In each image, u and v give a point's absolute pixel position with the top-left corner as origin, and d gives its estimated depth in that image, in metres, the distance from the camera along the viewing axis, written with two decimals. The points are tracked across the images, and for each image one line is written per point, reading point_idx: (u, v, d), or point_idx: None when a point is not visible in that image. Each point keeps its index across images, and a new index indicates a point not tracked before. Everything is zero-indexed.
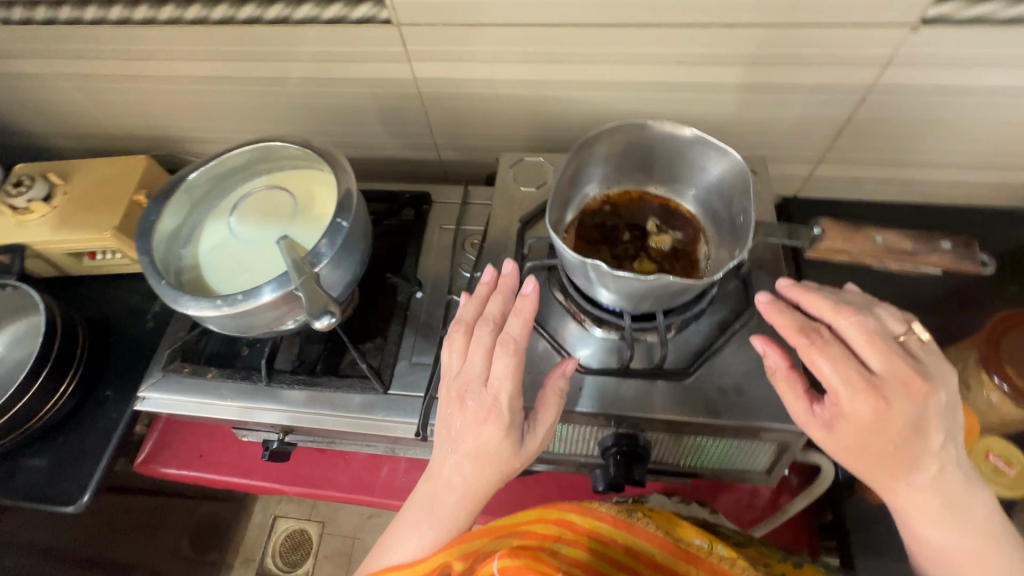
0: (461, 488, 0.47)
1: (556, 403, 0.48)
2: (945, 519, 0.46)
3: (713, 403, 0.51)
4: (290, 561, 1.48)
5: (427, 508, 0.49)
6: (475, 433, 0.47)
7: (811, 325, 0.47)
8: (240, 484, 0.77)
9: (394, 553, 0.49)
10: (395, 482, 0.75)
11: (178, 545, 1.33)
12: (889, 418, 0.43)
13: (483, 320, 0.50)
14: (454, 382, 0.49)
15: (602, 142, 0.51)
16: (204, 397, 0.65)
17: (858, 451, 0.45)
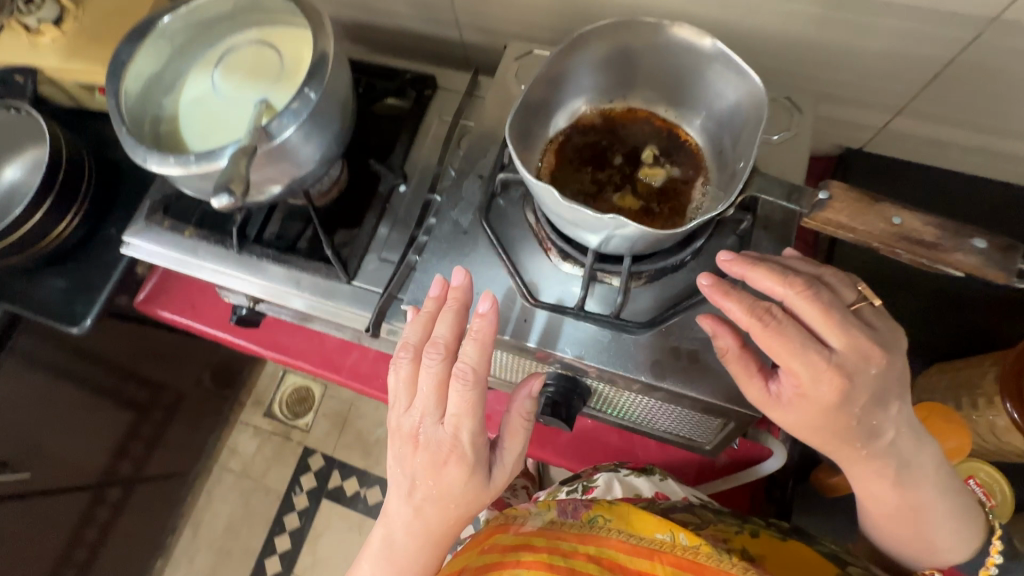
0: (420, 534, 0.45)
1: (522, 428, 0.46)
2: (898, 478, 0.47)
3: (661, 364, 0.46)
4: (294, 411, 1.64)
5: (385, 556, 0.46)
6: (432, 478, 0.43)
7: (761, 305, 0.40)
8: (226, 339, 0.82)
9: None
10: (361, 368, 0.77)
11: (199, 377, 1.48)
12: (851, 397, 0.40)
13: (432, 347, 0.44)
14: (405, 422, 0.45)
15: (604, 43, 0.43)
16: (181, 254, 0.66)
17: (818, 428, 0.42)
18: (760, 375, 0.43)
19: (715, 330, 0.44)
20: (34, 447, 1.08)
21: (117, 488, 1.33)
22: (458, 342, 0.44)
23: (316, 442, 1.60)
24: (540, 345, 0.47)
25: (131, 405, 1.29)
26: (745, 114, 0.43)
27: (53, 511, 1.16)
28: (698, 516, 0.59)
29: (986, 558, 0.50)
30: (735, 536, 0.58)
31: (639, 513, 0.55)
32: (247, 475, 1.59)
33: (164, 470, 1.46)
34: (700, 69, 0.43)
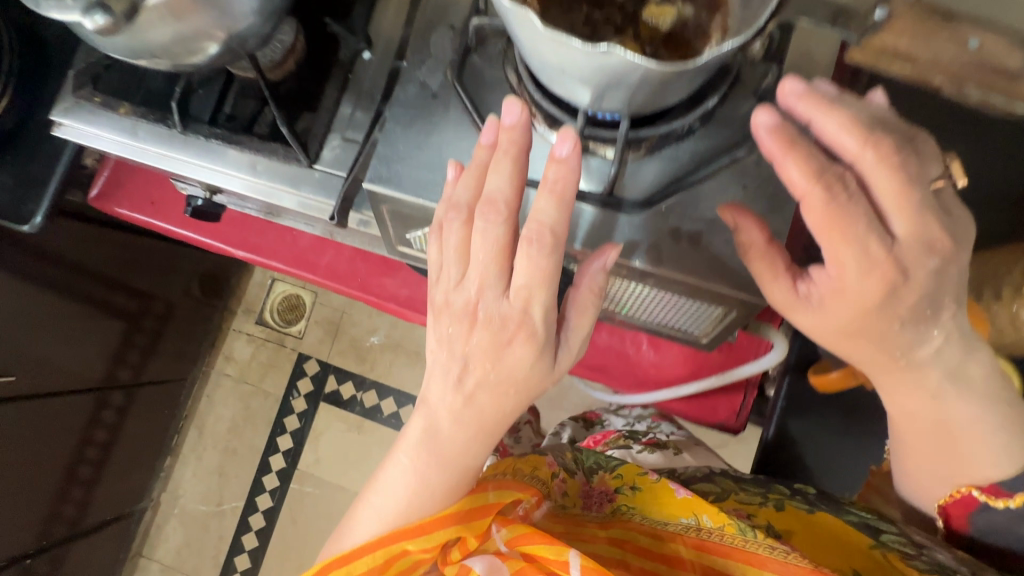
0: (472, 421, 0.42)
1: (592, 305, 0.41)
2: (941, 390, 0.46)
3: (657, 247, 0.41)
4: (286, 319, 1.63)
5: (430, 444, 0.44)
6: (492, 359, 0.40)
7: (833, 173, 0.36)
8: (189, 238, 0.76)
9: (393, 491, 0.45)
10: (338, 267, 0.72)
11: (186, 286, 1.45)
12: (898, 294, 0.38)
13: (491, 206, 0.38)
14: (461, 298, 0.41)
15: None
16: (119, 134, 0.58)
17: (854, 330, 0.41)
18: (791, 275, 0.38)
19: (738, 222, 0.38)
20: (28, 355, 1.07)
21: (121, 394, 1.34)
22: (520, 199, 0.38)
23: (311, 348, 1.60)
24: (585, 248, 0.42)
25: (119, 314, 1.27)
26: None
27: (57, 414, 1.18)
28: (719, 486, 0.63)
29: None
30: (759, 508, 0.59)
31: (662, 490, 0.55)
32: (246, 380, 1.62)
33: (163, 375, 1.48)
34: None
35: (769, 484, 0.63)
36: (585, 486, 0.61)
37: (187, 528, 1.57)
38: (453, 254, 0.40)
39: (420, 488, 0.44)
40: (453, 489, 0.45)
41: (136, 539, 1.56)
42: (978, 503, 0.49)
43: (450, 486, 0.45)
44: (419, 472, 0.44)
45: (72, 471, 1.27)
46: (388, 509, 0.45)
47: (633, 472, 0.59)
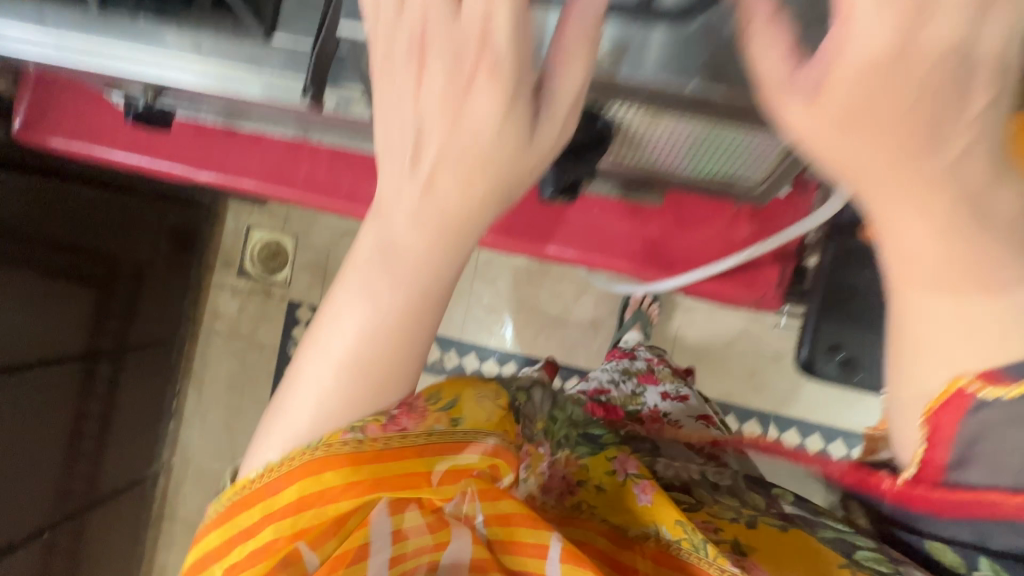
0: (438, 215, 0.40)
1: (582, 50, 0.34)
2: (953, 243, 0.33)
3: (717, 64, 0.35)
4: (270, 267, 1.54)
5: (390, 257, 0.41)
6: (452, 129, 0.37)
7: None
8: (142, 163, 0.66)
9: (349, 323, 0.41)
10: (317, 177, 0.63)
11: (155, 243, 1.35)
12: (915, 47, 0.28)
13: None
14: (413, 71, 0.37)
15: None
16: (28, 17, 0.48)
17: (856, 117, 0.30)
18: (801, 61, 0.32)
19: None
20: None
21: (107, 363, 1.27)
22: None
23: (299, 295, 1.53)
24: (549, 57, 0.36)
25: (84, 280, 1.17)
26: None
27: (41, 389, 1.11)
28: (694, 495, 0.55)
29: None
30: (728, 524, 0.52)
31: (626, 494, 0.52)
32: (237, 335, 1.55)
33: (148, 339, 1.40)
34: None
35: (749, 485, 0.56)
36: (550, 468, 0.52)
37: (204, 487, 1.56)
38: (396, 10, 0.36)
39: (379, 311, 0.40)
40: (419, 312, 0.41)
41: (155, 502, 1.56)
42: (971, 402, 0.35)
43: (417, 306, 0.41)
44: (377, 294, 0.40)
45: (71, 446, 1.22)
46: (345, 343, 0.41)
47: (603, 470, 0.54)
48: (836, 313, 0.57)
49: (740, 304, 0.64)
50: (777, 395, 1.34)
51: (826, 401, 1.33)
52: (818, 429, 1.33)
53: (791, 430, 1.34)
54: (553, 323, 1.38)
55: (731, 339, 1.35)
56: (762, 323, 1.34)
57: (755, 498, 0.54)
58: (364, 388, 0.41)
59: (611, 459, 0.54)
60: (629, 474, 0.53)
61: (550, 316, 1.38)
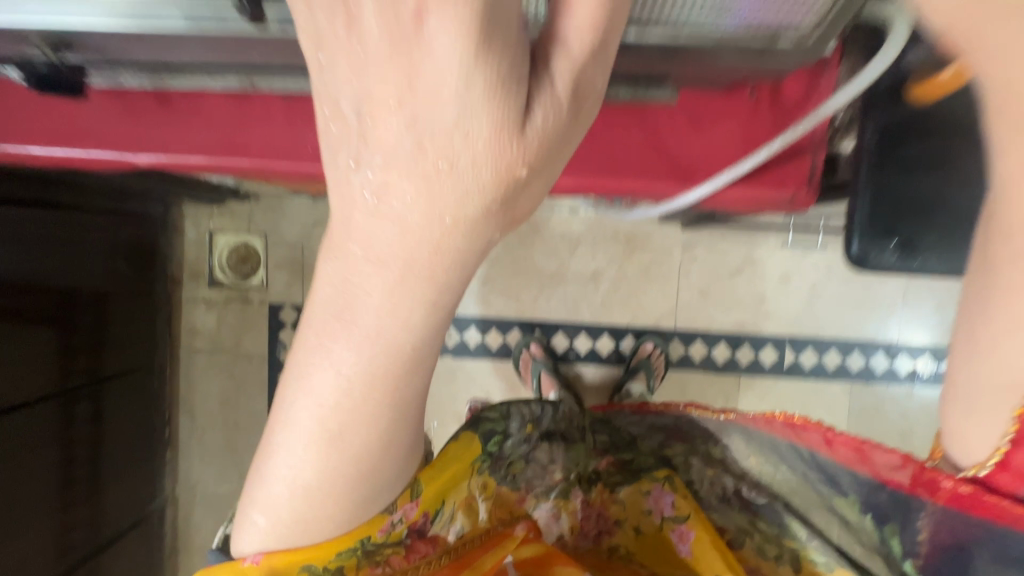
0: (399, 257, 0.31)
1: None
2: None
3: None
4: (242, 272, 1.44)
5: (344, 306, 0.33)
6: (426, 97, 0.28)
7: None
8: (47, 153, 0.56)
9: (311, 384, 0.34)
10: (275, 140, 0.55)
11: (111, 265, 1.23)
12: None
13: None
14: (351, 46, 0.28)
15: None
16: None
17: None
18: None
19: None
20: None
21: (85, 402, 1.17)
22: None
23: (279, 295, 1.44)
24: None
25: (40, 319, 1.05)
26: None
27: (20, 439, 1.03)
28: (745, 521, 0.56)
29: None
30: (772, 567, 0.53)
31: (665, 543, 0.56)
32: (221, 350, 1.47)
33: (124, 368, 1.30)
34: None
35: (796, 486, 0.55)
36: (583, 508, 0.59)
37: (216, 510, 1.49)
38: None
39: (342, 372, 0.33)
40: (384, 367, 0.33)
41: (167, 535, 1.49)
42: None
43: (387, 362, 0.33)
44: (342, 356, 0.33)
45: (65, 494, 1.13)
46: (312, 407, 0.35)
47: (639, 510, 0.58)
48: (890, 199, 0.51)
49: (770, 207, 0.58)
50: (789, 318, 1.31)
51: (837, 317, 1.31)
52: (832, 345, 1.32)
53: (807, 350, 1.32)
54: (550, 281, 1.32)
55: (735, 269, 1.30)
56: (764, 247, 1.30)
57: (794, 529, 0.52)
58: (342, 447, 0.35)
59: (647, 496, 0.58)
60: (668, 514, 0.56)
61: (545, 275, 1.32)
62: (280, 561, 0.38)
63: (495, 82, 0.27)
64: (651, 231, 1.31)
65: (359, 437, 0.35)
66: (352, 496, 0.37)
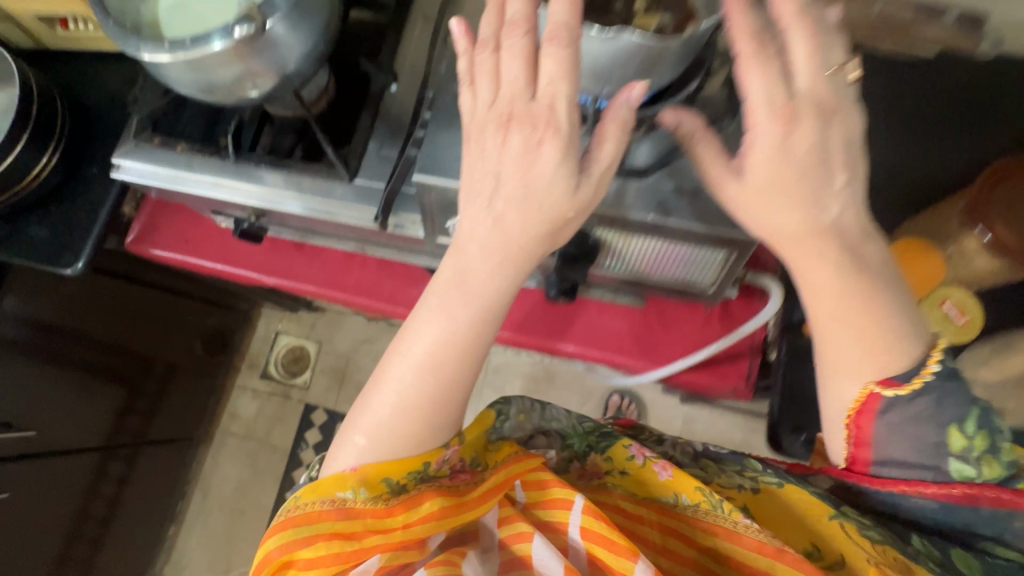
0: (506, 257, 0.44)
1: (619, 130, 0.40)
2: (850, 319, 0.47)
3: (666, 202, 0.47)
4: (291, 371, 1.64)
5: (463, 281, 0.46)
6: (524, 176, 0.41)
7: (761, 37, 0.40)
8: (212, 266, 0.82)
9: (423, 336, 0.48)
10: (365, 283, 0.78)
11: (191, 344, 1.46)
12: (790, 140, 0.40)
13: (504, 32, 0.40)
14: (498, 150, 0.42)
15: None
16: (176, 169, 0.65)
17: (773, 189, 0.42)
18: (720, 157, 0.44)
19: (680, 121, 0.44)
20: (35, 424, 1.06)
21: (120, 461, 1.31)
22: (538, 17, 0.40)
23: (316, 398, 1.61)
24: None
25: (120, 379, 1.24)
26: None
27: (61, 483, 1.15)
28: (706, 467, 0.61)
29: (921, 368, 0.46)
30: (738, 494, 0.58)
31: (648, 473, 0.58)
32: (250, 438, 1.61)
33: (166, 436, 1.45)
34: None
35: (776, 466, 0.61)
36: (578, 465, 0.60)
37: None
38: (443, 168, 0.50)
39: (453, 322, 0.47)
40: (485, 318, 0.47)
41: None
42: (880, 404, 0.48)
43: (477, 326, 0.47)
44: (458, 310, 0.47)
45: (65, 547, 1.21)
46: (424, 345, 0.48)
47: (621, 457, 0.59)
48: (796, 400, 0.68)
49: (719, 394, 0.73)
50: None
51: None
52: None
53: None
54: None
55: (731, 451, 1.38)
56: (760, 436, 1.39)
57: (751, 463, 0.59)
58: (440, 376, 0.48)
59: (627, 446, 0.59)
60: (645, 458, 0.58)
61: None
62: (373, 474, 0.48)
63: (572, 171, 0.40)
64: (654, 400, 1.44)
65: (453, 370, 0.48)
66: (437, 423, 0.49)
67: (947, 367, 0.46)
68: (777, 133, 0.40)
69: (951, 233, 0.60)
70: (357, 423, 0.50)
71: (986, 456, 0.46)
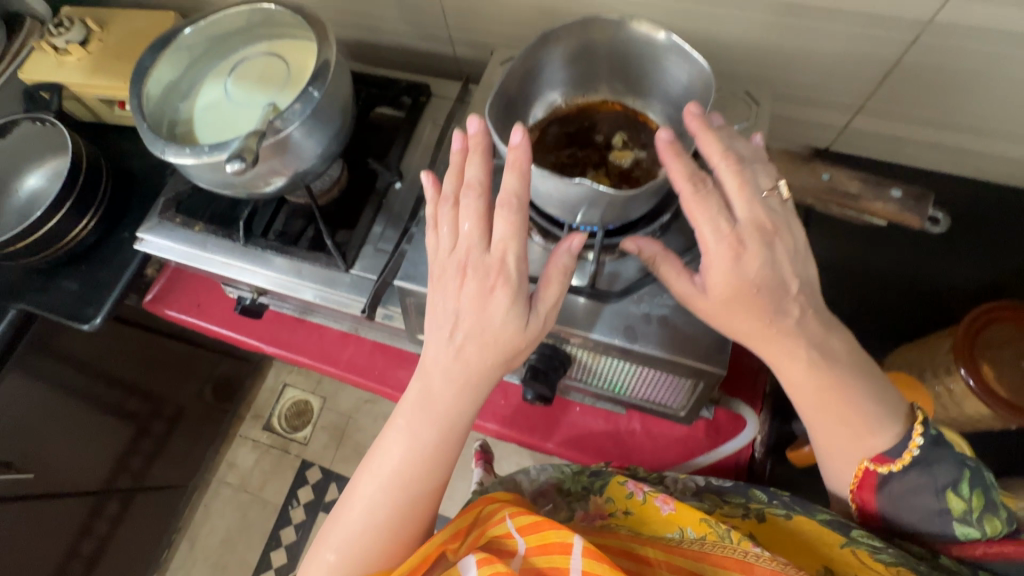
0: (469, 380, 0.45)
1: (562, 278, 0.43)
2: (833, 412, 0.47)
3: (633, 327, 0.48)
4: (293, 424, 1.66)
5: (427, 403, 0.47)
6: (480, 316, 0.43)
7: (698, 174, 0.41)
8: (218, 330, 0.86)
9: (393, 452, 0.48)
10: (358, 361, 0.80)
11: (201, 391, 1.49)
12: (745, 263, 0.41)
13: (466, 186, 0.43)
14: (455, 295, 0.44)
15: (569, 40, 0.47)
16: (194, 247, 0.70)
17: (736, 307, 0.43)
18: (683, 273, 0.45)
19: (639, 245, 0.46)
20: (36, 464, 1.09)
21: (116, 502, 1.32)
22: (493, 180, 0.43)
23: (313, 454, 1.61)
24: None
25: (130, 419, 1.28)
26: (696, 92, 0.46)
27: (48, 527, 1.15)
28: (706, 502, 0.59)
29: (908, 442, 0.47)
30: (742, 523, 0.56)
31: (650, 513, 0.56)
32: (245, 490, 1.60)
33: (163, 483, 1.46)
34: (650, 48, 0.46)
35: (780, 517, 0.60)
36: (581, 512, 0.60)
37: None
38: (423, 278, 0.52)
39: (417, 439, 0.48)
40: (451, 432, 0.48)
41: None
42: (876, 479, 0.49)
43: (443, 441, 0.48)
44: (423, 429, 0.48)
45: None
46: (390, 461, 0.48)
47: (622, 495, 0.59)
48: None
49: None
50: None
51: None
52: None
53: None
54: None
55: None
56: None
57: (756, 493, 0.58)
58: (407, 488, 0.48)
59: (624, 484, 0.59)
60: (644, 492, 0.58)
61: None
62: None
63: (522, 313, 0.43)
64: None
65: (419, 480, 0.48)
66: (406, 534, 0.48)
67: (933, 433, 0.47)
68: (728, 251, 0.41)
69: (937, 371, 0.58)
70: (325, 540, 0.49)
71: (986, 514, 0.46)
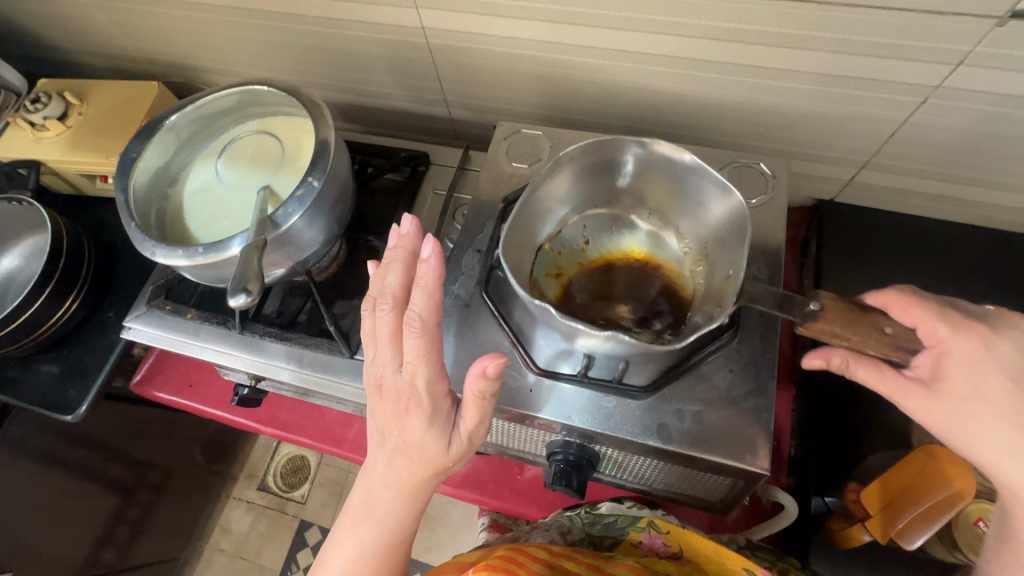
0: (403, 487, 0.45)
1: (477, 403, 0.41)
2: None
3: (667, 426, 0.46)
4: (290, 482, 1.59)
5: (362, 508, 0.46)
6: (402, 431, 0.44)
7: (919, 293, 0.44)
8: (213, 412, 0.82)
9: (333, 564, 0.46)
10: (364, 440, 0.76)
11: (190, 455, 1.42)
12: (994, 354, 0.39)
13: (383, 299, 0.45)
14: (378, 407, 0.45)
15: (594, 158, 0.54)
16: (182, 335, 0.67)
17: (987, 407, 0.39)
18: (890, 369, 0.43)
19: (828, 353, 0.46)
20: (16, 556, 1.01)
21: None
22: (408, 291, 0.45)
23: (312, 514, 1.54)
24: (550, 416, 0.47)
25: (117, 492, 1.21)
26: (726, 226, 0.52)
27: None
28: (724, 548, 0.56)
29: None
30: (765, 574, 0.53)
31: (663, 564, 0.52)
32: (241, 556, 1.52)
33: (151, 559, 1.39)
34: (684, 178, 0.52)
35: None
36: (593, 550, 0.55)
37: None
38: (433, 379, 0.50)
39: (360, 546, 0.45)
40: (393, 536, 0.46)
41: None
42: None
43: (379, 553, 0.46)
44: (363, 535, 0.45)
45: None
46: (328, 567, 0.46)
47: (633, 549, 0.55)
48: None
49: None
50: None
51: None
52: None
53: None
54: None
55: None
56: None
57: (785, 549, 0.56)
58: None
59: (638, 543, 0.55)
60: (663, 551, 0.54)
61: None
62: None
63: (441, 429, 0.43)
64: None
65: None
66: None
67: None
68: (974, 343, 0.40)
69: None
70: None
71: None
